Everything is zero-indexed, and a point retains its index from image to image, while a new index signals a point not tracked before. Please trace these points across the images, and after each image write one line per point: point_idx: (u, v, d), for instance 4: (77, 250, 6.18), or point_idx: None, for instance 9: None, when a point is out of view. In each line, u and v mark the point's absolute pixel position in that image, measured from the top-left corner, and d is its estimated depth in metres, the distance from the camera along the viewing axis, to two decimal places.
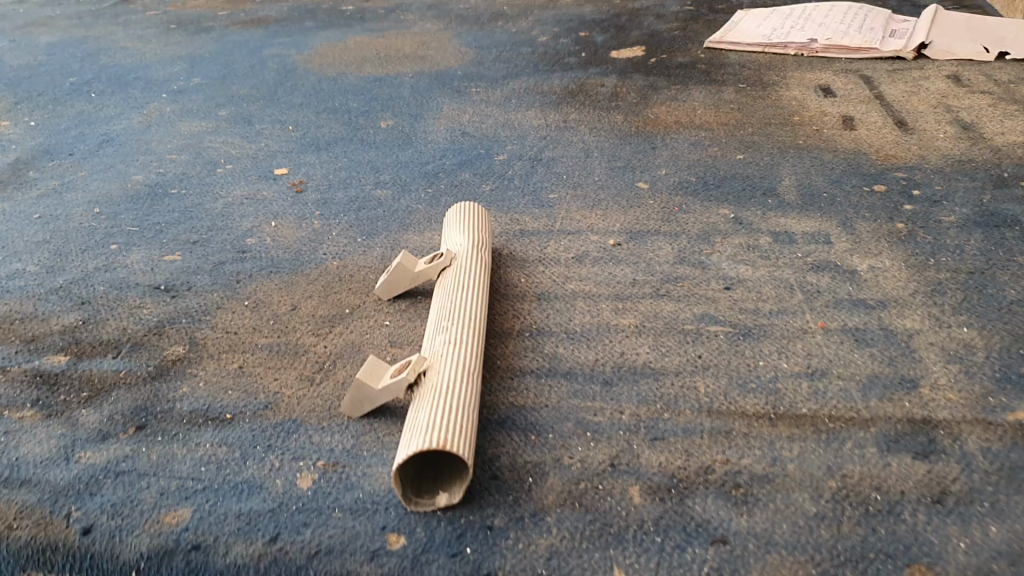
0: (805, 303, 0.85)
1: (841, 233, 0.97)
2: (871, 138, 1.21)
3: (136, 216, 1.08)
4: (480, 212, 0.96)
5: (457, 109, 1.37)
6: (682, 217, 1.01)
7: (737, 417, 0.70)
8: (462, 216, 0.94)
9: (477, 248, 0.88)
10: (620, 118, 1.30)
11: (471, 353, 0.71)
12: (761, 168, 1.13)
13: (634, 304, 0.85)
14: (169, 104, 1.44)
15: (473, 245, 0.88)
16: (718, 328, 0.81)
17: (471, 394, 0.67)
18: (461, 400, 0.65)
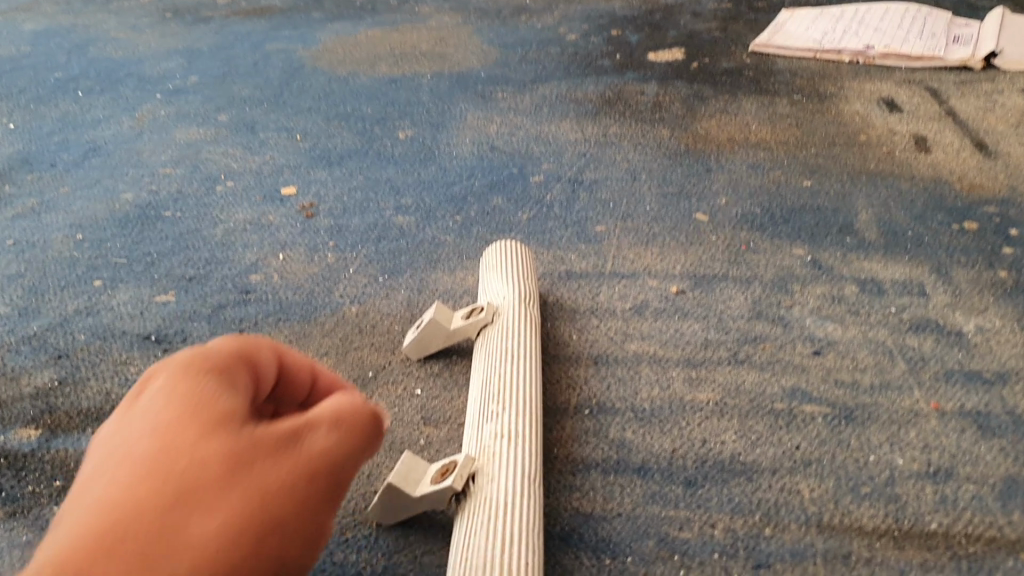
0: (911, 374, 0.72)
1: (937, 280, 0.85)
2: (950, 162, 1.08)
3: (124, 245, 0.95)
4: (525, 254, 0.83)
5: (482, 118, 1.23)
6: (751, 257, 0.89)
7: (854, 533, 0.57)
8: (506, 260, 0.81)
9: (523, 301, 0.76)
10: (666, 133, 1.17)
11: (530, 449, 0.58)
12: (832, 197, 1.00)
13: (710, 374, 0.72)
14: (164, 106, 1.30)
15: (519, 298, 0.76)
16: (812, 408, 0.68)
17: (535, 512, 0.54)
18: (524, 521, 0.53)
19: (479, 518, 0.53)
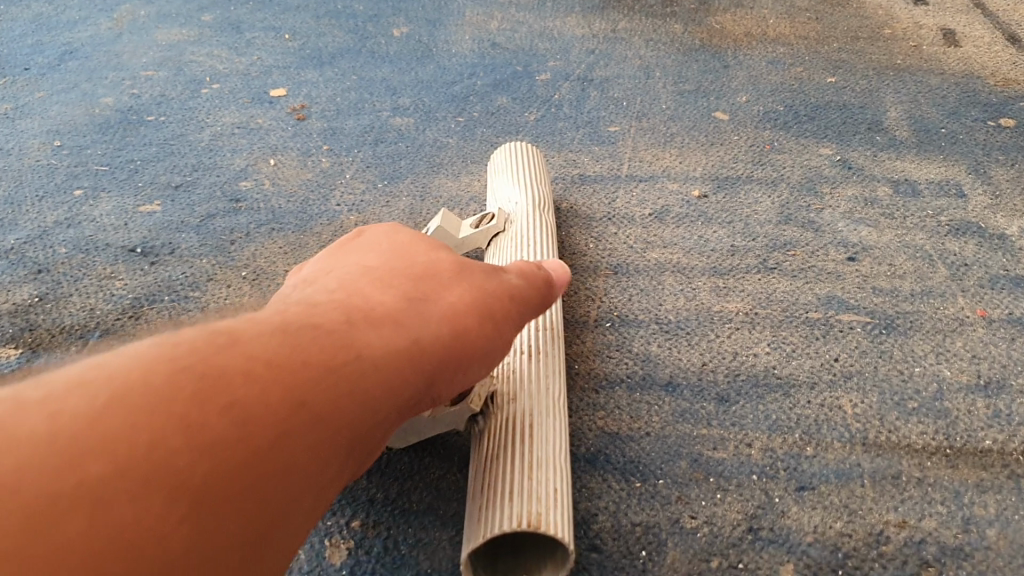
0: (952, 281, 0.67)
1: (975, 180, 0.79)
2: (982, 56, 1.01)
3: (105, 152, 0.89)
4: (539, 164, 0.77)
5: (482, 14, 1.16)
6: (776, 158, 0.83)
7: (903, 452, 0.53)
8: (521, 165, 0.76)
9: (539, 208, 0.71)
10: (679, 28, 1.10)
11: (551, 366, 0.54)
12: (859, 94, 0.94)
13: (738, 283, 0.67)
14: (144, 6, 1.22)
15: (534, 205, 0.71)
16: (850, 317, 0.64)
17: (563, 441, 0.49)
18: (550, 448, 0.48)
19: (501, 442, 0.49)
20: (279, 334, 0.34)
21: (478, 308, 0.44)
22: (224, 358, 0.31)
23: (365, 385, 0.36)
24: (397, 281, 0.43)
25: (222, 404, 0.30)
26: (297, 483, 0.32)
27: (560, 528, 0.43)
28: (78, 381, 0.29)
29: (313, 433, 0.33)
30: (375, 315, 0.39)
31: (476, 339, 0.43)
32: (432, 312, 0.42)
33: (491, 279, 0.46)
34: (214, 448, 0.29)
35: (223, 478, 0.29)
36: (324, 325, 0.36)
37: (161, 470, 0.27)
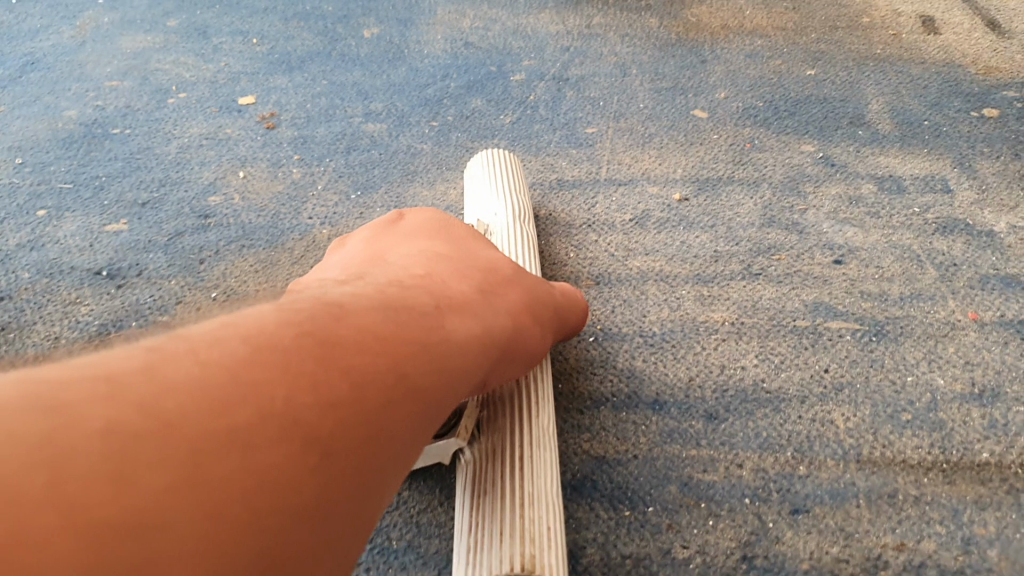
0: (942, 282, 0.66)
1: (961, 175, 0.78)
2: (963, 43, 1.00)
3: (69, 169, 0.86)
4: (519, 171, 0.75)
5: (453, 12, 1.13)
6: (757, 157, 0.82)
7: (898, 469, 0.51)
8: (496, 174, 0.73)
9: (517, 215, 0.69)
10: (654, 23, 1.08)
11: (543, 390, 0.52)
12: (839, 87, 0.92)
13: (723, 291, 0.65)
14: (108, 12, 1.19)
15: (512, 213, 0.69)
16: (839, 325, 0.62)
17: (553, 474, 0.48)
18: (542, 483, 0.46)
19: (490, 475, 0.47)
20: (380, 315, 0.37)
21: (528, 313, 0.49)
22: (338, 329, 0.34)
23: (451, 367, 0.39)
24: (466, 274, 0.47)
25: (344, 370, 0.33)
26: (399, 450, 0.34)
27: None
28: (216, 336, 0.31)
29: (412, 406, 0.35)
30: (457, 305, 0.43)
31: (525, 341, 0.48)
32: (500, 307, 0.46)
33: (537, 290, 0.51)
34: (341, 405, 0.31)
35: (350, 431, 0.31)
36: (416, 310, 0.40)
37: (301, 417, 0.30)
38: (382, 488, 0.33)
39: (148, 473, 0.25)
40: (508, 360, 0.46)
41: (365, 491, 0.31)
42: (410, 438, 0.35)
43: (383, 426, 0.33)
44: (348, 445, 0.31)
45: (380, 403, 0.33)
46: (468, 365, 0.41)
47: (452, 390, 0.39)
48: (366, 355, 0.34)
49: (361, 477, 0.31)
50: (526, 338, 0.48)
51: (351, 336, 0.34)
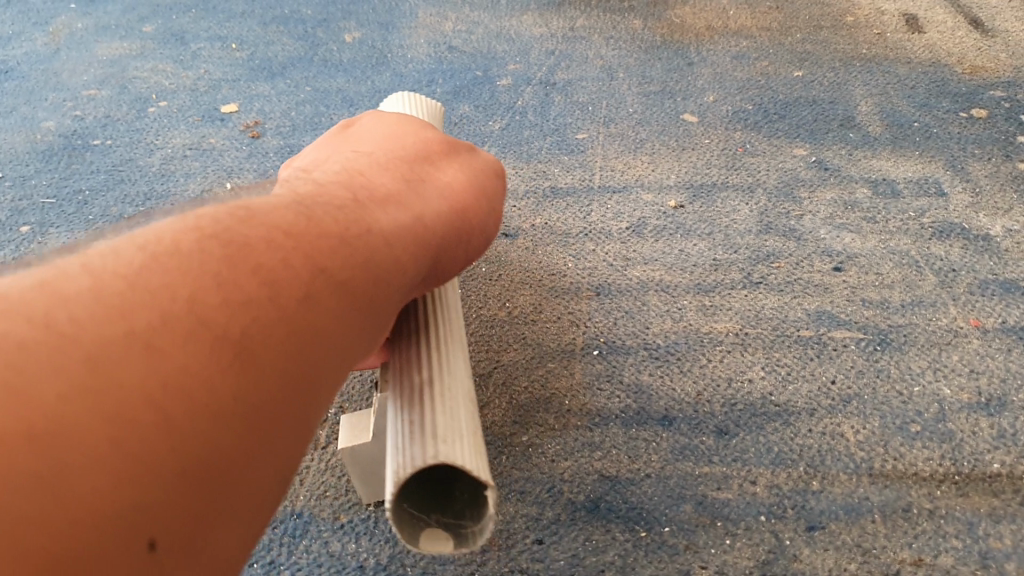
0: (942, 288, 0.66)
1: (954, 177, 0.78)
2: (947, 42, 1.00)
3: (50, 183, 0.84)
4: None
5: (435, 14, 1.12)
6: (750, 161, 0.81)
7: (911, 482, 0.51)
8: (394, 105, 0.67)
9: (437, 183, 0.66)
10: (639, 24, 1.08)
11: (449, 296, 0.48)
12: (827, 88, 0.92)
13: (725, 300, 0.65)
14: (81, 18, 1.17)
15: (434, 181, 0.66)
16: (843, 334, 0.62)
17: (448, 363, 0.43)
18: (434, 377, 0.41)
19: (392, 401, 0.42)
20: (294, 209, 0.35)
21: (475, 193, 0.45)
22: (252, 232, 0.32)
23: (388, 262, 0.36)
24: (393, 167, 0.43)
25: (253, 266, 0.30)
26: (335, 345, 0.32)
27: (413, 465, 0.35)
28: (119, 253, 0.29)
29: (343, 300, 0.33)
30: (382, 199, 0.40)
31: (477, 226, 0.44)
32: (432, 192, 0.42)
33: (477, 167, 0.47)
34: (253, 305, 0.29)
35: (264, 330, 0.29)
36: (336, 206, 0.37)
37: (205, 321, 0.27)
38: (317, 386, 0.31)
39: (37, 391, 0.23)
40: (460, 254, 0.43)
41: (294, 391, 0.30)
42: (347, 332, 0.33)
43: (310, 321, 0.31)
44: (265, 346, 0.29)
45: (301, 299, 0.31)
46: (408, 259, 0.38)
47: (393, 283, 0.37)
48: (283, 251, 0.32)
49: (287, 378, 0.29)
50: (477, 221, 0.44)
51: (263, 235, 0.32)
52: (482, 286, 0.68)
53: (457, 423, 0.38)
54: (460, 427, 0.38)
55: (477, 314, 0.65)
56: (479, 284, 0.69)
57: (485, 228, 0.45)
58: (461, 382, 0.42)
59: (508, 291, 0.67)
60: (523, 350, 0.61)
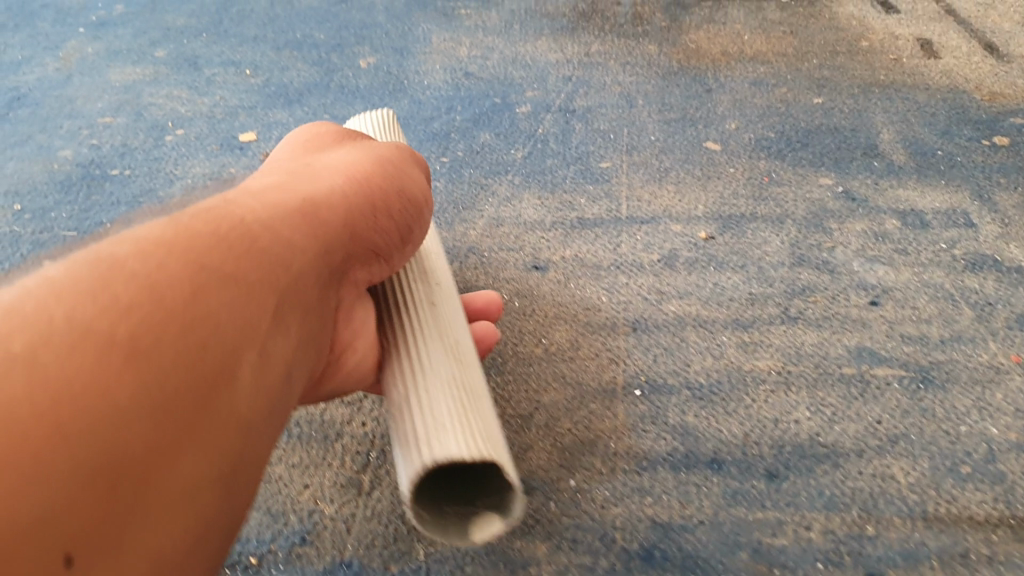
0: (979, 324, 0.65)
1: (982, 208, 0.78)
2: (963, 69, 1.00)
3: (70, 215, 0.84)
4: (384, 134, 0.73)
5: (448, 40, 1.12)
6: (776, 191, 0.81)
7: (966, 526, 0.51)
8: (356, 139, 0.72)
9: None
10: (654, 49, 1.07)
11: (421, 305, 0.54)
12: (848, 116, 0.92)
13: (763, 337, 0.64)
14: (91, 42, 1.16)
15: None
16: (886, 373, 0.61)
17: (431, 364, 0.48)
18: (421, 381, 0.47)
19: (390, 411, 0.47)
20: (174, 249, 0.39)
21: (362, 175, 0.52)
22: (125, 257, 0.37)
23: (270, 253, 0.43)
24: (281, 195, 0.47)
25: (130, 279, 0.36)
26: (229, 329, 0.38)
27: (415, 469, 0.41)
28: (13, 296, 0.34)
29: (225, 290, 0.39)
30: (273, 228, 0.44)
31: (373, 201, 0.51)
32: (323, 215, 0.47)
33: (365, 178, 0.52)
34: (141, 308, 0.35)
35: (158, 326, 0.35)
36: (221, 241, 0.41)
37: (96, 337, 0.32)
38: (223, 369, 0.37)
39: None
40: (365, 230, 0.50)
41: (198, 376, 0.35)
42: (239, 317, 0.39)
43: (198, 313, 0.37)
44: (162, 338, 0.34)
45: (185, 296, 0.37)
46: (297, 248, 0.44)
47: (284, 272, 0.43)
48: (161, 264, 0.37)
49: (187, 363, 0.35)
50: (370, 198, 0.51)
51: (143, 257, 0.37)
52: (515, 322, 0.67)
53: (442, 413, 0.44)
54: (446, 415, 0.43)
55: (513, 351, 0.64)
56: (512, 319, 0.67)
57: (385, 199, 0.52)
58: (443, 376, 0.47)
59: (543, 326, 0.66)
60: (564, 389, 0.61)
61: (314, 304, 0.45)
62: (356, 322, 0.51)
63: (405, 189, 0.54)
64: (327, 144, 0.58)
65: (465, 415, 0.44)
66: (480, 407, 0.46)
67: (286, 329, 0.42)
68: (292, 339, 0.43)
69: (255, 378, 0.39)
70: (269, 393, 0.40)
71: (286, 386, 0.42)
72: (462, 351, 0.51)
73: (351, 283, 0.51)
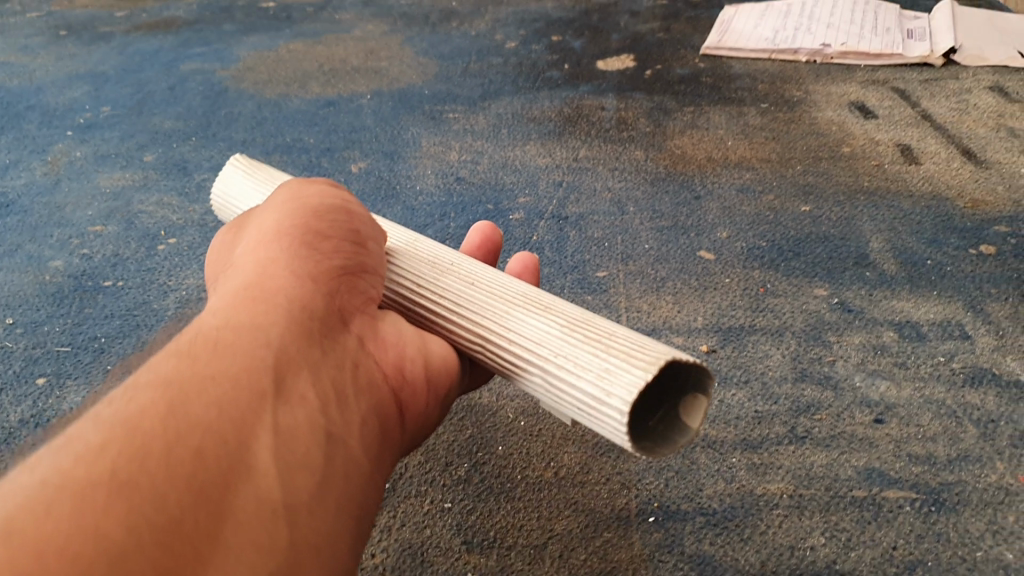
0: (985, 442, 0.66)
1: (976, 319, 0.79)
2: (944, 174, 1.02)
3: (64, 328, 0.83)
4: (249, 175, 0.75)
5: (438, 144, 1.13)
6: (773, 302, 0.82)
7: None
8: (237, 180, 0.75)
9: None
10: (641, 155, 1.09)
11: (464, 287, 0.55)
12: (836, 223, 0.94)
13: (774, 457, 0.65)
14: (79, 145, 1.16)
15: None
16: (898, 494, 0.62)
17: (550, 326, 0.50)
18: (558, 343, 0.49)
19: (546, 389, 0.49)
20: (141, 383, 0.39)
21: (279, 225, 0.51)
22: (98, 410, 0.38)
23: (232, 334, 0.43)
24: (230, 291, 0.47)
25: (100, 422, 0.37)
26: (221, 417, 0.38)
27: (623, 416, 0.43)
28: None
29: (205, 387, 0.39)
30: (229, 319, 0.44)
31: (307, 239, 0.51)
32: (270, 282, 0.47)
33: (287, 223, 0.52)
34: (112, 441, 0.35)
35: (139, 449, 0.35)
36: (183, 355, 0.41)
37: (69, 485, 0.33)
38: (230, 455, 0.38)
39: None
40: (320, 265, 0.49)
41: (204, 477, 0.36)
42: (226, 400, 0.39)
43: (179, 418, 0.37)
44: (146, 459, 0.35)
45: (161, 411, 0.37)
46: (261, 316, 0.44)
47: (257, 339, 0.43)
48: (128, 397, 0.38)
49: (186, 467, 0.36)
50: (302, 237, 0.51)
51: (111, 402, 0.38)
52: (524, 444, 0.67)
53: (593, 360, 0.46)
54: (598, 363, 0.46)
55: (522, 475, 0.64)
56: (520, 440, 0.67)
57: (314, 226, 0.52)
58: (568, 331, 0.49)
59: (552, 448, 0.66)
60: (577, 517, 0.60)
61: (318, 357, 0.45)
62: (391, 343, 0.50)
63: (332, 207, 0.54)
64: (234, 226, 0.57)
65: (608, 349, 0.47)
66: (604, 331, 0.49)
67: (292, 389, 0.42)
68: (308, 395, 0.43)
69: (277, 448, 0.40)
70: (302, 456, 0.41)
71: (325, 440, 0.42)
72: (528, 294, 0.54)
73: (355, 316, 0.50)
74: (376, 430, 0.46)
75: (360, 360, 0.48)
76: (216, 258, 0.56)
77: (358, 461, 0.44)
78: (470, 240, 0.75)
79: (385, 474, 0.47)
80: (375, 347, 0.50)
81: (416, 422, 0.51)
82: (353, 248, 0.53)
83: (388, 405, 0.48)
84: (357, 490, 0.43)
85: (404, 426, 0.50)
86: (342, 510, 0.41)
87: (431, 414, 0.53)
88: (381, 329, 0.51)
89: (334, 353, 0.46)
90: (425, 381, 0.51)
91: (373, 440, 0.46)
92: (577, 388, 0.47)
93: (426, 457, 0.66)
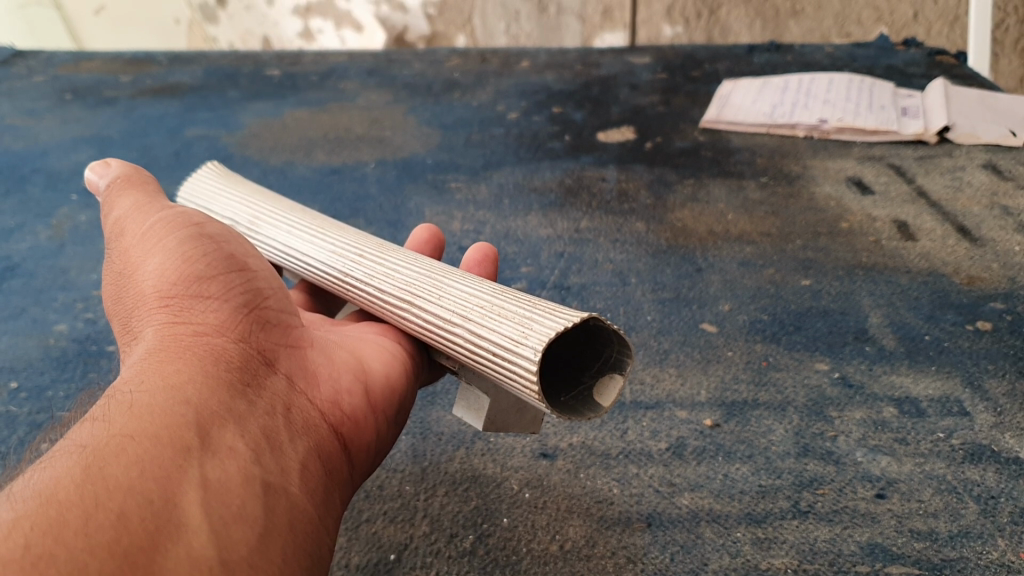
0: (985, 519, 0.66)
1: (975, 396, 0.79)
2: (940, 251, 1.03)
3: (67, 393, 0.83)
4: (230, 179, 0.86)
5: (441, 214, 1.15)
6: (775, 375, 0.83)
7: None
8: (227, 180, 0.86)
9: (246, 232, 0.78)
10: (642, 226, 1.11)
11: (413, 273, 0.64)
12: (835, 298, 0.95)
13: (777, 532, 0.65)
14: (83, 209, 1.18)
15: (245, 230, 0.78)
16: (900, 570, 0.62)
17: (485, 296, 0.58)
18: (492, 306, 0.57)
19: (473, 354, 0.57)
20: (66, 453, 0.44)
21: (168, 283, 0.59)
22: (29, 481, 0.42)
23: (150, 397, 0.49)
24: (148, 358, 0.53)
25: (21, 498, 0.41)
26: (142, 477, 0.43)
27: (535, 356, 0.50)
28: None
29: (126, 450, 0.44)
30: (145, 386, 0.50)
31: (196, 290, 0.59)
32: (181, 352, 0.54)
33: (188, 288, 0.59)
34: (29, 514, 0.39)
35: (56, 520, 0.39)
36: (103, 424, 0.46)
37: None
38: (159, 518, 0.42)
39: None
40: (223, 319, 0.57)
41: (130, 541, 0.40)
42: (147, 461, 0.44)
43: (99, 484, 0.42)
44: (60, 530, 0.39)
45: (78, 477, 0.42)
46: (178, 379, 0.51)
47: (176, 401, 0.49)
48: (50, 465, 0.43)
49: (109, 532, 0.40)
50: (190, 292, 0.59)
51: (31, 475, 0.43)
52: (528, 516, 0.67)
53: (517, 315, 0.54)
54: (519, 318, 0.54)
55: (527, 548, 0.64)
56: (526, 513, 0.67)
57: (195, 270, 0.60)
58: (502, 298, 0.57)
59: (557, 521, 0.66)
60: None
61: (243, 410, 0.51)
62: (325, 380, 0.58)
63: (211, 238, 0.62)
64: (117, 265, 0.65)
65: (530, 307, 0.54)
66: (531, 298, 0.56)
67: (218, 444, 0.48)
68: (236, 446, 0.48)
69: (208, 501, 0.44)
70: (233, 494, 0.46)
71: (258, 488, 0.47)
72: (475, 277, 0.62)
73: (283, 362, 0.58)
74: (318, 468, 0.52)
75: (291, 401, 0.55)
76: (122, 337, 0.63)
77: (300, 505, 0.49)
78: (417, 236, 0.83)
79: (335, 511, 0.52)
80: (309, 386, 0.57)
81: (365, 450, 0.58)
82: (243, 281, 0.61)
83: (326, 438, 0.55)
84: (302, 520, 0.48)
85: (351, 457, 0.57)
86: (287, 556, 0.46)
87: (379, 432, 0.60)
88: (311, 363, 0.59)
89: (262, 400, 0.53)
90: (366, 406, 0.59)
91: (317, 474, 0.52)
92: (496, 338, 0.54)
93: (430, 529, 0.66)
